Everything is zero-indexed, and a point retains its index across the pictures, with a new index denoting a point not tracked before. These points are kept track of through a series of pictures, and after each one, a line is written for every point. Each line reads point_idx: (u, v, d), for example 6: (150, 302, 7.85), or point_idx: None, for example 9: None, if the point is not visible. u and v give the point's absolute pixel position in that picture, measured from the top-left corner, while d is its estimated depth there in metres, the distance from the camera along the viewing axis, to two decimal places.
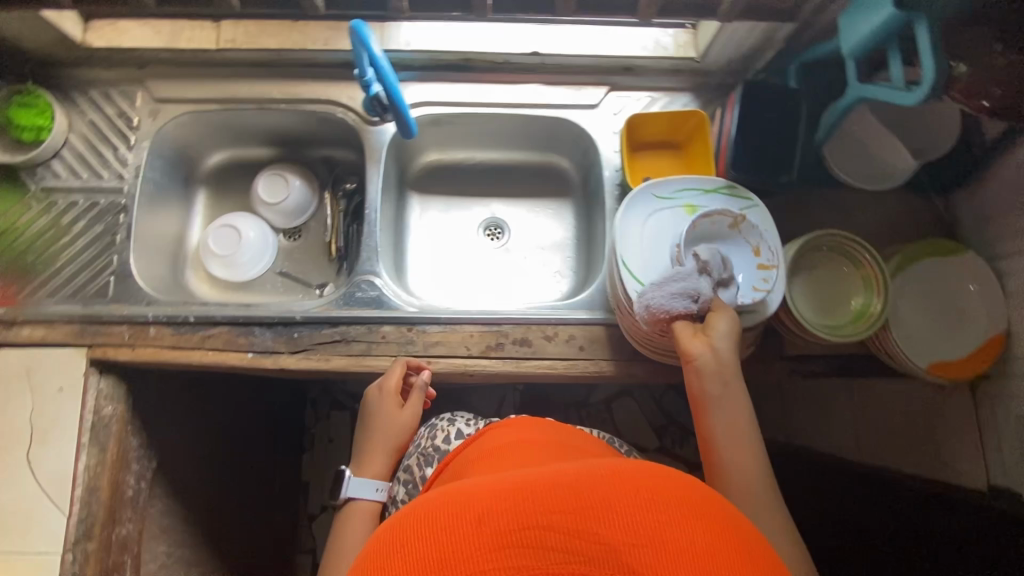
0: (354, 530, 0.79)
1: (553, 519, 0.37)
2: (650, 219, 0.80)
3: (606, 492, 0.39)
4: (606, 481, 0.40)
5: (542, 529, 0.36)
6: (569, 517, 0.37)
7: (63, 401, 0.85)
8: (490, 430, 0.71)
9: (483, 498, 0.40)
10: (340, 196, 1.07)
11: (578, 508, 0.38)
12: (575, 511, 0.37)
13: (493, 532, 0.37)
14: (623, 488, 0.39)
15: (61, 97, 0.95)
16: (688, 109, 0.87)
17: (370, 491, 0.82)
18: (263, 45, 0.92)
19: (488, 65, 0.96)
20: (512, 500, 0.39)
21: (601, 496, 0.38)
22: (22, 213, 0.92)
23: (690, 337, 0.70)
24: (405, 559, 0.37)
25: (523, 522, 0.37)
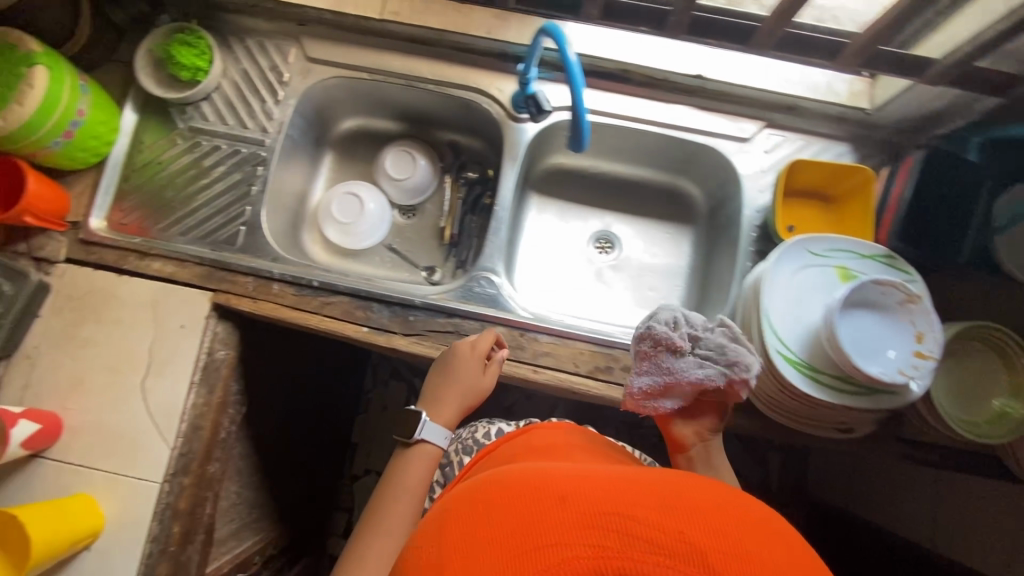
0: (416, 473, 0.72)
1: (634, 510, 0.39)
2: (799, 273, 0.78)
3: (680, 499, 0.41)
4: (684, 492, 0.43)
5: (622, 517, 0.39)
6: (649, 510, 0.39)
7: (182, 338, 0.87)
8: (526, 431, 0.72)
9: (568, 484, 0.43)
10: (461, 184, 1.07)
11: (660, 507, 0.40)
12: (653, 507, 0.40)
13: (577, 511, 0.40)
14: (702, 503, 0.42)
15: (219, 40, 0.96)
16: (853, 164, 0.82)
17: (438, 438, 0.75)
18: (426, 23, 0.91)
19: (645, 79, 0.93)
20: (590, 489, 0.42)
21: (680, 502, 0.41)
22: (168, 147, 0.95)
23: (687, 425, 0.69)
24: (494, 532, 0.41)
25: (604, 508, 0.40)
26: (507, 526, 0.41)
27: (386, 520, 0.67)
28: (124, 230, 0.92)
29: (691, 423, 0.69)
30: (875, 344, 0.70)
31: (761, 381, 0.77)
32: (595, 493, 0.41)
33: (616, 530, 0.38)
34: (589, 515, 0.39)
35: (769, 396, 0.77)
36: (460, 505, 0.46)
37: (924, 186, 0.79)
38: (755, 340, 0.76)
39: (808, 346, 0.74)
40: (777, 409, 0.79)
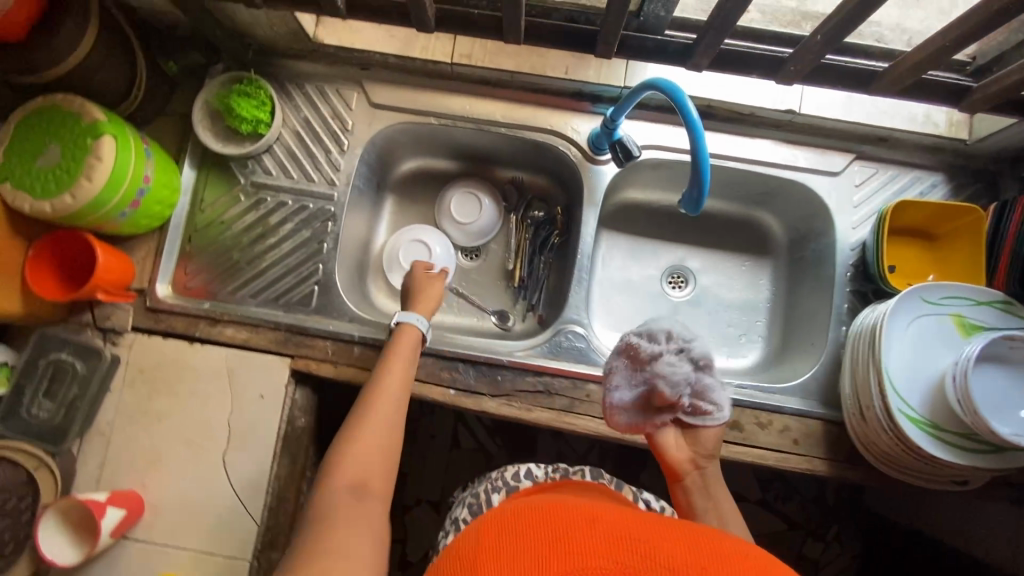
0: (400, 373, 0.73)
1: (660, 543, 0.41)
2: (915, 324, 0.74)
3: (706, 542, 0.42)
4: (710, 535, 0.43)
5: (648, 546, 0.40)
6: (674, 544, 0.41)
7: (262, 408, 0.83)
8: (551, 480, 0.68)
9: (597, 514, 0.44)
10: (528, 224, 1.04)
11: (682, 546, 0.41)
12: (679, 546, 0.41)
13: (605, 538, 0.41)
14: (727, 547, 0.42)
15: (277, 88, 0.91)
16: (965, 204, 0.79)
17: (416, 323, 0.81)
18: (500, 66, 0.87)
19: (729, 115, 0.89)
20: (619, 522, 0.43)
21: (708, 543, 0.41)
22: (230, 205, 0.90)
23: (680, 446, 0.67)
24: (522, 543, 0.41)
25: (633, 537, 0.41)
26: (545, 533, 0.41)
27: (372, 411, 0.66)
28: (191, 295, 0.88)
29: (682, 444, 0.67)
30: (1006, 404, 0.68)
31: (878, 438, 0.74)
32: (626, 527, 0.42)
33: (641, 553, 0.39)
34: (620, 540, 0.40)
35: (887, 453, 0.74)
36: (499, 514, 0.46)
37: None
38: (871, 396, 0.73)
39: (929, 403, 0.72)
40: (893, 465, 0.76)
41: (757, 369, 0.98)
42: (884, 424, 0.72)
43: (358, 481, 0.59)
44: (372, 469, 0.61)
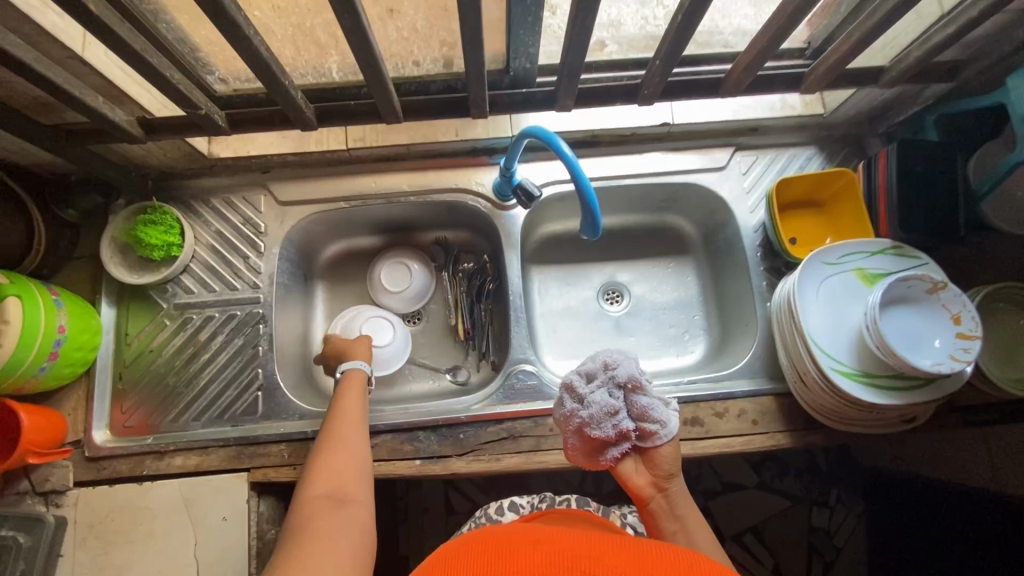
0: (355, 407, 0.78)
1: (600, 560, 0.44)
2: (822, 286, 0.80)
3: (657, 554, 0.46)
4: (652, 550, 0.46)
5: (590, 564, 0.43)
6: (617, 563, 0.44)
7: (228, 531, 0.80)
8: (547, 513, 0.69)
9: (550, 536, 0.48)
10: (460, 278, 1.06)
11: (625, 561, 0.44)
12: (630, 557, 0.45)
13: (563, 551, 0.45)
14: (665, 560, 0.45)
15: (182, 208, 0.92)
16: (836, 169, 0.87)
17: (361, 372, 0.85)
18: (394, 142, 0.91)
19: (615, 138, 0.96)
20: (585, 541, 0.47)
21: (648, 558, 0.45)
22: (157, 332, 0.89)
23: (640, 471, 0.69)
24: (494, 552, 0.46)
25: (579, 554, 0.45)
26: (492, 553, 0.46)
27: (333, 452, 0.72)
28: (132, 433, 0.85)
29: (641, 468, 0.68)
30: (918, 340, 0.73)
31: (822, 399, 0.77)
32: (572, 545, 0.46)
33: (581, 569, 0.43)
34: (563, 556, 0.44)
35: (835, 410, 0.77)
36: (467, 546, 0.48)
37: (907, 175, 0.80)
38: (803, 362, 0.78)
39: (855, 355, 0.76)
40: (846, 421, 0.79)
41: (707, 361, 1.01)
42: (822, 384, 0.76)
43: (334, 492, 0.67)
44: (345, 488, 0.68)
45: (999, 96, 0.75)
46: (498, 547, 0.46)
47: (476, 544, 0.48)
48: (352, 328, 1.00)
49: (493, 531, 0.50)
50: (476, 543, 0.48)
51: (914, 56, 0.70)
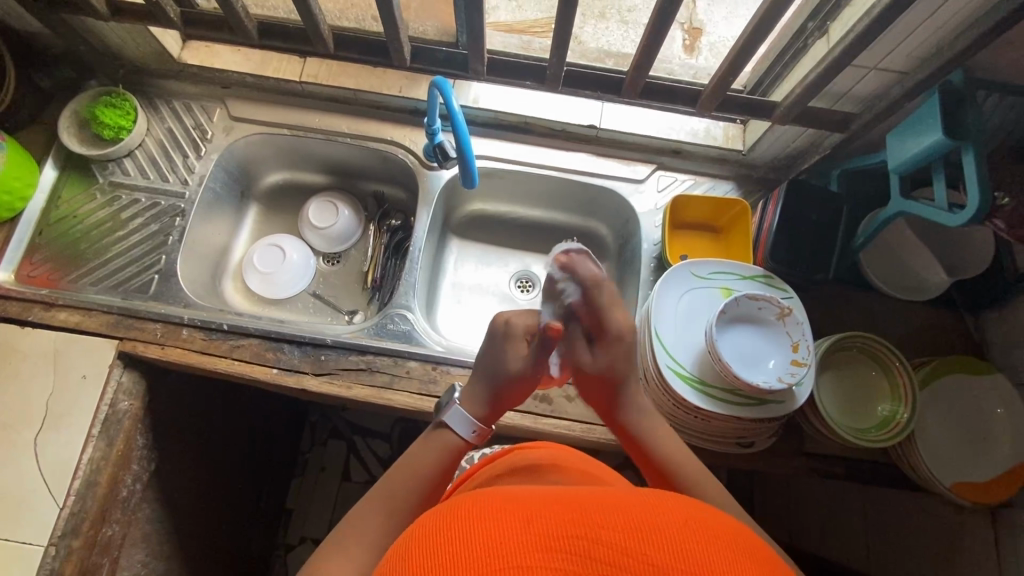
0: (436, 457, 0.63)
1: (599, 531, 0.36)
2: (686, 295, 0.83)
3: (655, 519, 0.38)
4: (653, 506, 0.40)
5: (586, 540, 0.36)
6: (620, 533, 0.36)
7: (84, 388, 0.85)
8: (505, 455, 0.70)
9: (529, 505, 0.39)
10: (384, 231, 1.11)
11: (626, 527, 0.37)
12: (626, 530, 0.37)
13: (544, 534, 0.36)
14: (666, 518, 0.38)
15: (144, 102, 1.01)
16: (733, 198, 0.92)
17: (463, 429, 0.65)
18: (342, 84, 0.99)
19: (546, 131, 1.02)
20: (570, 511, 0.38)
21: (651, 519, 0.38)
22: (85, 202, 0.97)
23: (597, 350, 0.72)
24: (453, 554, 0.36)
25: (572, 530, 0.36)
26: (464, 543, 0.37)
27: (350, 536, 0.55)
28: (32, 282, 0.91)
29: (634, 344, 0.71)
30: (754, 357, 0.75)
31: (658, 399, 0.80)
32: (560, 512, 0.38)
33: (579, 554, 0.35)
34: (554, 535, 0.36)
35: (668, 414, 0.80)
36: (428, 533, 0.39)
37: (787, 215, 0.86)
38: (648, 359, 0.80)
39: (696, 363, 0.78)
40: (679, 428, 0.80)
41: None
42: (657, 382, 0.78)
43: None
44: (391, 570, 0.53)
45: (881, 156, 0.80)
46: (469, 534, 0.37)
47: (445, 534, 0.38)
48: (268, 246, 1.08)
49: (462, 507, 0.40)
50: (439, 531, 0.38)
51: (795, 92, 0.76)
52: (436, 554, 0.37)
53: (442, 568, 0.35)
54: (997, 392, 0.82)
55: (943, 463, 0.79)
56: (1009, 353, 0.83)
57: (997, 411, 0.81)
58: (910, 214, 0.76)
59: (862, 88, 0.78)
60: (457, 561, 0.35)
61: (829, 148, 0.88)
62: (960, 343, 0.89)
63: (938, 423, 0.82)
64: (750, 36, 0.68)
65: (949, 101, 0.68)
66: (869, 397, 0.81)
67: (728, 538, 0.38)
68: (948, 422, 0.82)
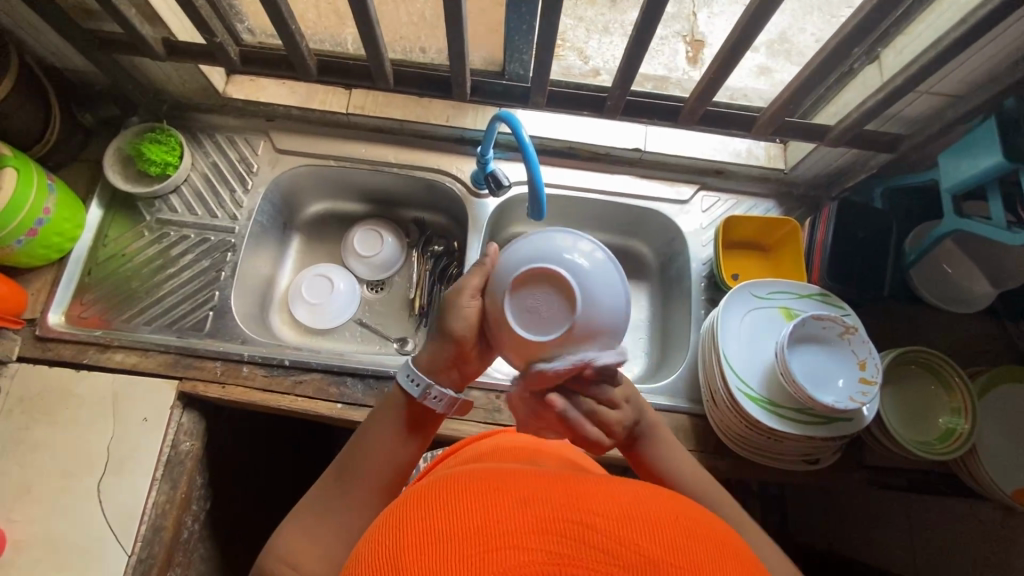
0: (389, 423, 0.60)
1: (596, 519, 0.35)
2: (747, 316, 0.84)
3: (647, 510, 0.37)
4: (648, 499, 0.38)
5: (582, 526, 0.34)
6: (618, 524, 0.35)
7: (145, 431, 0.84)
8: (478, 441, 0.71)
9: (528, 486, 0.38)
10: (428, 257, 1.11)
11: (619, 516, 0.36)
12: (617, 518, 0.35)
13: (538, 517, 0.35)
14: (658, 510, 0.37)
15: (188, 137, 1.01)
16: (782, 217, 0.94)
17: (406, 380, 0.60)
18: (389, 115, 1.00)
19: (591, 155, 1.04)
20: (563, 494, 0.37)
21: (649, 510, 0.37)
22: (133, 240, 0.96)
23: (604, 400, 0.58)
24: (441, 529, 0.34)
25: (569, 515, 0.35)
26: (461, 518, 0.35)
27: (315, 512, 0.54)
28: (84, 323, 0.90)
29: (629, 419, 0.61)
30: (823, 376, 0.77)
31: (728, 419, 0.81)
32: (553, 495, 0.37)
33: (574, 538, 0.34)
34: (551, 519, 0.34)
35: (739, 434, 0.81)
36: (413, 508, 0.38)
37: (840, 235, 0.88)
38: (716, 381, 0.81)
39: (764, 383, 0.80)
40: (749, 447, 0.81)
41: (643, 379, 1.04)
42: (727, 403, 0.80)
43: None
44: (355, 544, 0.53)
45: (932, 175, 0.83)
46: (461, 509, 0.36)
47: (433, 508, 0.36)
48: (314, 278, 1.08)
49: (458, 482, 0.39)
50: (437, 502, 0.37)
51: (851, 117, 0.78)
52: (429, 524, 0.35)
53: (433, 540, 0.34)
54: None
55: (1005, 472, 0.81)
56: None
57: None
58: (965, 231, 0.78)
59: (912, 111, 0.81)
60: (452, 533, 0.34)
61: (877, 166, 0.90)
62: (1007, 351, 0.92)
63: (997, 432, 0.84)
64: (815, 66, 0.70)
65: (1006, 127, 0.70)
66: (929, 409, 0.83)
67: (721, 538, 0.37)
68: (1006, 430, 0.83)
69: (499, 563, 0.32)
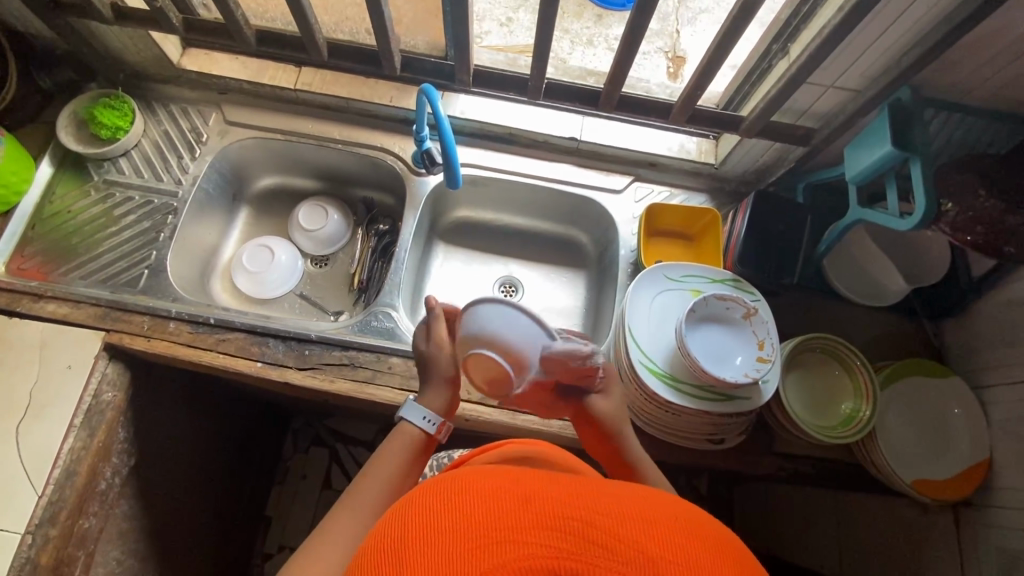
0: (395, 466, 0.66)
1: (594, 516, 0.40)
2: (658, 295, 0.86)
3: (643, 510, 0.42)
4: (643, 501, 0.43)
5: (583, 523, 0.39)
6: (614, 520, 0.40)
7: (68, 378, 0.86)
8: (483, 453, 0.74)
9: (529, 485, 0.43)
10: (372, 235, 1.14)
11: (615, 515, 0.40)
12: (613, 516, 0.40)
13: (542, 513, 0.40)
14: (653, 512, 0.42)
15: (142, 105, 1.05)
16: (704, 206, 0.96)
17: (417, 418, 0.70)
18: (335, 93, 1.04)
19: (530, 142, 1.07)
20: (561, 492, 0.42)
21: (642, 511, 0.42)
22: (79, 199, 0.99)
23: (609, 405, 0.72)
24: (456, 525, 0.40)
25: (568, 512, 0.40)
26: (473, 514, 0.40)
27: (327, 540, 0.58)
28: (23, 275, 0.93)
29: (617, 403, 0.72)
30: (722, 354, 0.79)
31: (632, 395, 0.83)
32: (556, 492, 0.42)
33: (574, 533, 0.38)
34: (551, 515, 0.39)
35: (643, 411, 0.83)
36: (428, 506, 0.42)
37: (755, 223, 0.90)
38: (622, 355, 0.83)
39: (667, 360, 0.82)
40: (654, 423, 0.83)
41: None
42: (631, 378, 0.82)
43: None
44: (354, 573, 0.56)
45: (842, 168, 0.85)
46: (473, 505, 0.41)
47: (447, 505, 0.41)
48: (256, 249, 1.10)
49: (471, 479, 0.44)
50: (445, 500, 0.42)
51: (759, 106, 0.82)
52: (446, 519, 0.40)
53: (446, 536, 0.39)
54: (956, 390, 0.87)
55: (905, 462, 0.84)
56: (967, 357, 0.88)
57: (955, 411, 0.86)
58: (868, 221, 0.81)
59: (821, 105, 0.83)
60: (464, 530, 0.39)
61: (796, 160, 0.93)
62: (922, 349, 0.94)
63: (899, 423, 0.86)
64: (715, 50, 0.73)
65: (897, 117, 0.73)
66: (832, 396, 0.85)
67: (708, 534, 0.42)
68: (908, 421, 0.87)
69: (506, 555, 0.37)
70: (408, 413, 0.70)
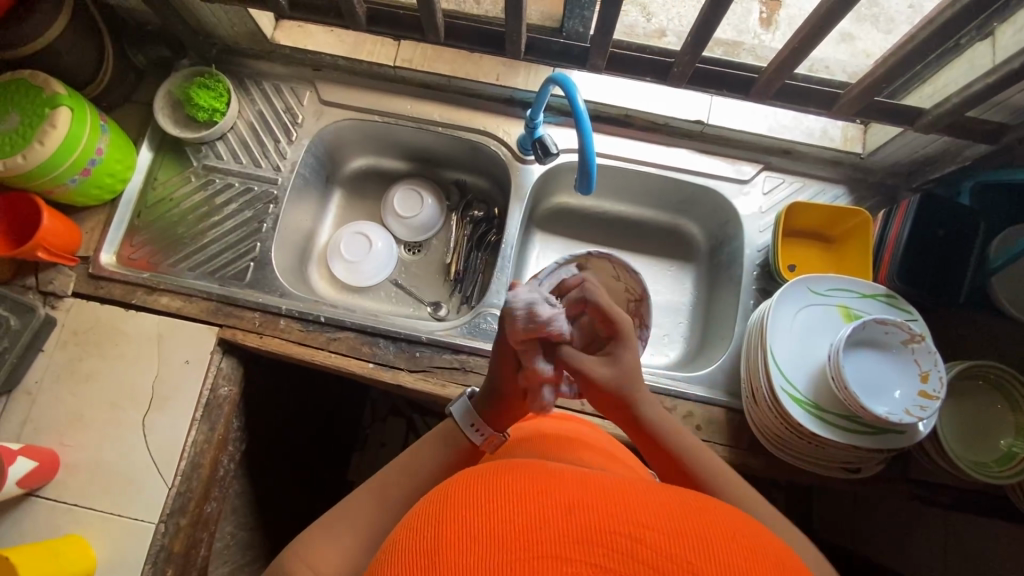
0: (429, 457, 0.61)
1: (646, 533, 0.35)
2: (800, 312, 0.79)
3: (697, 525, 0.37)
4: (700, 511, 0.39)
5: (631, 540, 0.35)
6: (670, 540, 0.35)
7: (187, 372, 0.87)
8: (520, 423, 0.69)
9: (575, 490, 0.39)
10: (467, 222, 1.09)
11: (666, 529, 0.36)
12: (663, 531, 0.36)
13: (583, 524, 0.35)
14: (707, 524, 0.37)
15: (236, 83, 1.00)
16: (853, 208, 0.86)
17: (466, 425, 0.64)
18: (437, 70, 0.95)
19: (647, 124, 0.97)
20: (605, 500, 0.38)
21: (700, 527, 0.37)
22: (180, 185, 0.97)
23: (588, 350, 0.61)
24: (489, 529, 0.36)
25: (616, 526, 0.35)
26: (510, 517, 0.36)
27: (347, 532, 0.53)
28: (133, 265, 0.93)
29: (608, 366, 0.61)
30: (879, 385, 0.72)
31: (767, 419, 0.77)
32: (599, 499, 0.38)
33: (623, 553, 0.34)
34: (597, 529, 0.35)
35: (779, 438, 0.77)
36: (455, 502, 0.39)
37: (919, 230, 0.80)
38: (760, 379, 0.77)
39: (811, 386, 0.75)
40: (784, 449, 0.77)
41: (679, 366, 0.99)
42: (769, 404, 0.76)
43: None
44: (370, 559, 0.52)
45: None
46: (508, 509, 0.37)
47: (481, 505, 0.38)
48: (353, 237, 1.07)
49: (507, 476, 0.40)
50: (478, 498, 0.39)
51: (950, 102, 0.70)
52: (479, 521, 0.37)
53: (475, 538, 0.35)
54: None
55: None
56: None
57: None
58: None
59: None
60: (498, 531, 0.35)
61: (969, 156, 0.81)
62: None
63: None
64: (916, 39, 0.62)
65: None
66: (987, 428, 0.77)
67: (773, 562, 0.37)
68: None
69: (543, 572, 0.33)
70: (455, 413, 0.65)
